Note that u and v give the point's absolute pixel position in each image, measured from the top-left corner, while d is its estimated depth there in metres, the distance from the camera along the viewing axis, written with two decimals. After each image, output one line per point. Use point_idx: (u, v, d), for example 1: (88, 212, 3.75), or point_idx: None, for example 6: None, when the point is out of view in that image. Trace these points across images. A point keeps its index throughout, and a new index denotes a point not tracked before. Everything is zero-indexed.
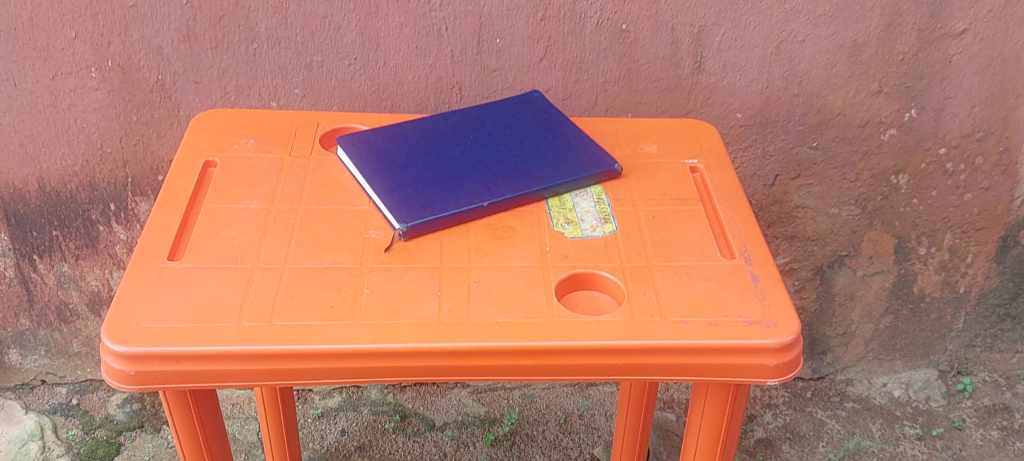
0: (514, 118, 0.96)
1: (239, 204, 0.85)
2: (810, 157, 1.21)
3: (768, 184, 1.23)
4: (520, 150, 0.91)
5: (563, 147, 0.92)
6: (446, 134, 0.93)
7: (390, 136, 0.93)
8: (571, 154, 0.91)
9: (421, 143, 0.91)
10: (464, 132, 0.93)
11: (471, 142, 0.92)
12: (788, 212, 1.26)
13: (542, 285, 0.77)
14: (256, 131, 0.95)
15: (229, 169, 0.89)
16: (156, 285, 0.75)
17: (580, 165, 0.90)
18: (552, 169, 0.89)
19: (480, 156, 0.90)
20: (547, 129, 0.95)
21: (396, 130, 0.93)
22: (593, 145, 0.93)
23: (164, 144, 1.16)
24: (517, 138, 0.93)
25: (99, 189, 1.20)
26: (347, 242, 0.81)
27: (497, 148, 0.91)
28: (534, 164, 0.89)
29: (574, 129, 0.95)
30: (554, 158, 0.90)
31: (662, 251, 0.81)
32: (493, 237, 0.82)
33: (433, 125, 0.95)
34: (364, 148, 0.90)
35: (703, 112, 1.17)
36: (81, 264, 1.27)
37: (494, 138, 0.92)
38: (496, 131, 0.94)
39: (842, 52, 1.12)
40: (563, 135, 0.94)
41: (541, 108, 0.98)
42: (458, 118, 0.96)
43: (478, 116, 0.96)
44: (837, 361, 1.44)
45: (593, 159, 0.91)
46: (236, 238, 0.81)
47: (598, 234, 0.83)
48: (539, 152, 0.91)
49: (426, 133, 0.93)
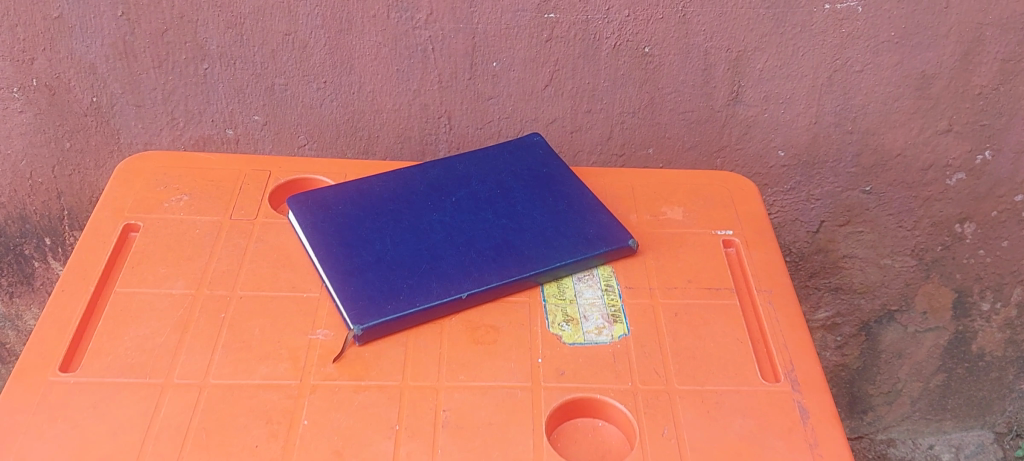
0: (506, 173, 0.78)
1: (158, 289, 0.68)
2: (863, 202, 1.02)
3: (812, 230, 1.04)
4: (511, 218, 0.73)
5: (564, 214, 0.75)
6: (421, 194, 0.76)
7: (353, 195, 0.75)
8: (573, 224, 0.74)
9: (390, 207, 0.74)
10: (444, 192, 0.76)
11: (451, 207, 0.74)
12: (833, 262, 1.07)
13: (530, 417, 0.60)
14: (192, 184, 0.78)
15: (153, 238, 0.73)
16: (39, 411, 0.59)
17: (585, 240, 0.72)
18: (549, 245, 0.71)
19: (461, 226, 0.72)
20: (546, 189, 0.77)
21: (360, 188, 0.76)
22: (602, 211, 0.75)
23: (103, 176, 1.00)
24: (509, 201, 0.75)
25: (31, 222, 1.04)
26: (288, 347, 0.64)
27: (483, 216, 0.74)
28: (528, 238, 0.72)
29: (579, 189, 0.77)
30: (553, 229, 0.73)
31: (686, 370, 0.63)
32: (472, 343, 0.65)
33: (406, 181, 0.77)
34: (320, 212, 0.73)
35: (739, 149, 0.98)
36: (16, 302, 1.12)
37: (480, 202, 0.75)
38: (484, 191, 0.76)
39: (907, 84, 0.92)
40: (566, 198, 0.76)
41: (541, 159, 0.80)
42: (438, 172, 0.78)
43: (463, 169, 0.79)
44: (878, 421, 1.25)
45: (601, 231, 0.73)
46: (149, 341, 0.64)
47: (606, 339, 0.66)
48: (535, 221, 0.73)
49: (397, 193, 0.76)
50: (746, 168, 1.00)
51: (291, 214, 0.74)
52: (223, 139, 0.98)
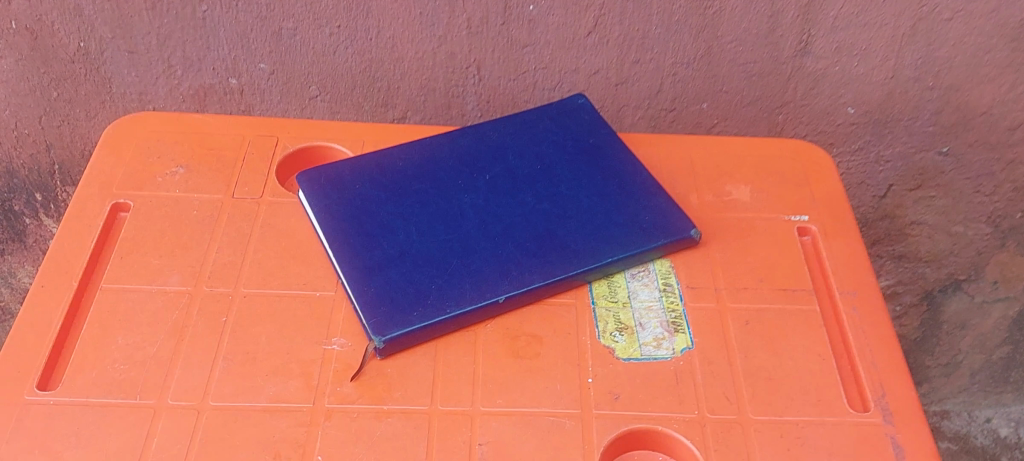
0: (547, 145, 0.68)
1: (151, 286, 0.60)
2: (937, 165, 0.90)
3: (878, 195, 0.93)
4: (554, 201, 0.64)
5: (615, 196, 0.64)
6: (450, 170, 0.66)
7: (372, 171, 0.66)
8: (626, 208, 0.64)
9: (414, 188, 0.64)
10: (477, 169, 0.66)
11: (485, 187, 0.64)
12: (899, 229, 0.96)
13: (579, 454, 0.52)
14: (189, 153, 0.68)
15: (145, 221, 0.64)
16: (14, 440, 0.51)
17: (639, 229, 0.62)
18: (599, 236, 0.61)
19: (497, 211, 0.63)
20: (594, 164, 0.67)
21: (379, 163, 0.66)
22: (658, 192, 0.65)
23: (96, 127, 0.91)
24: (551, 180, 0.65)
25: (20, 177, 0.95)
26: (299, 361, 0.56)
27: (521, 199, 0.64)
28: (575, 226, 0.62)
29: (631, 165, 0.67)
30: (602, 214, 0.63)
31: (761, 395, 0.55)
32: (511, 357, 0.56)
33: (432, 153, 0.67)
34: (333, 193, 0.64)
35: (804, 105, 0.86)
36: (9, 259, 1.05)
37: (518, 181, 0.65)
38: (522, 167, 0.66)
39: (1002, 34, 0.78)
40: (616, 176, 0.66)
41: (587, 127, 0.70)
42: (469, 142, 0.68)
43: (498, 139, 0.68)
44: (933, 392, 1.15)
45: (658, 218, 0.63)
46: (141, 352, 0.56)
47: (666, 354, 0.57)
48: (582, 205, 0.63)
49: (422, 170, 0.66)
50: (810, 125, 0.88)
51: (300, 193, 0.65)
52: (227, 89, 0.87)
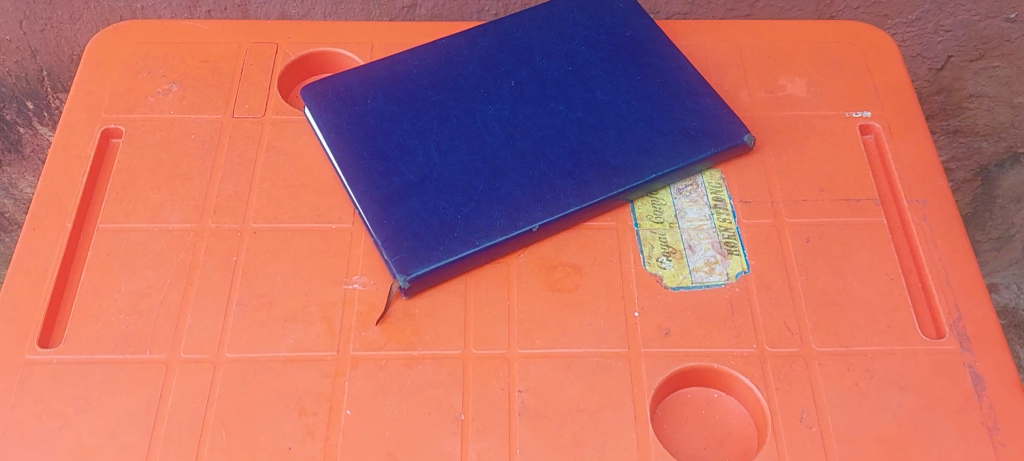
0: (577, 42, 0.61)
1: (152, 225, 0.55)
2: (1002, 32, 0.81)
3: (935, 67, 0.86)
4: (588, 108, 0.57)
5: (656, 97, 0.58)
6: (470, 76, 0.59)
7: (384, 81, 0.59)
8: (669, 111, 0.57)
9: (433, 100, 0.58)
10: (500, 73, 0.59)
11: (510, 94, 0.58)
12: (956, 103, 0.89)
13: (629, 400, 0.47)
14: (181, 67, 0.62)
15: (140, 150, 0.58)
16: (18, 405, 0.48)
17: (684, 137, 0.56)
18: (640, 147, 0.55)
19: (526, 123, 0.56)
20: (631, 60, 0.59)
21: (390, 71, 0.60)
22: (705, 90, 0.58)
23: (82, 30, 0.84)
24: (583, 82, 0.58)
25: (7, 86, 0.90)
26: (318, 304, 0.51)
27: (551, 106, 0.57)
28: (612, 137, 0.56)
29: (672, 59, 0.60)
30: (642, 121, 0.56)
31: (825, 324, 0.49)
32: (550, 291, 0.52)
33: (449, 58, 0.60)
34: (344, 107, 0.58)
35: None
36: (7, 172, 1.00)
37: (547, 85, 0.58)
38: (550, 69, 0.59)
39: None
40: (656, 74, 0.59)
41: (622, 18, 0.62)
42: (490, 43, 0.61)
43: (522, 38, 0.61)
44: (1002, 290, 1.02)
45: (706, 123, 0.56)
46: (147, 301, 0.52)
47: (720, 280, 0.52)
48: (619, 111, 0.57)
49: (440, 78, 0.59)
50: None
51: (307, 110, 0.59)
52: None
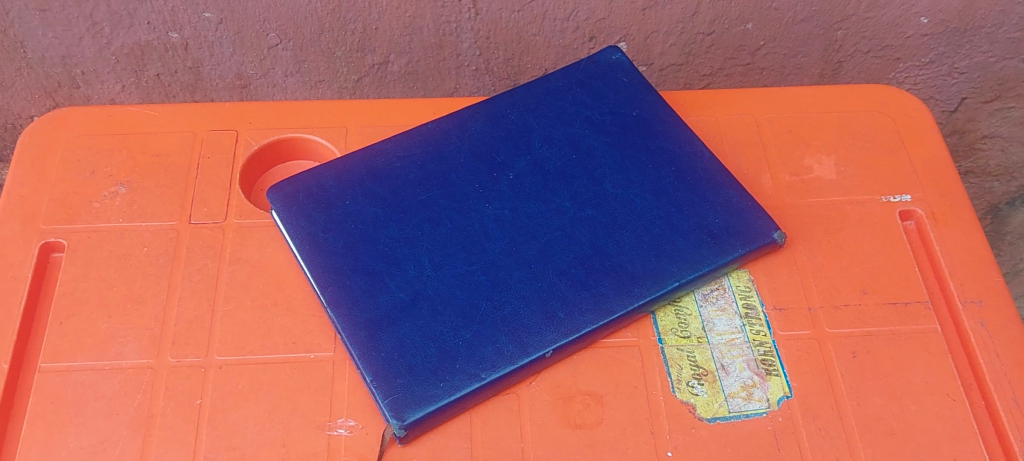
0: (577, 125, 0.55)
1: (102, 363, 0.47)
2: (1021, 74, 0.76)
3: (948, 110, 0.82)
4: (597, 204, 0.50)
5: (672, 189, 0.51)
6: (461, 170, 0.52)
7: (365, 177, 0.52)
8: (688, 206, 0.51)
9: (421, 200, 0.51)
10: (495, 166, 0.52)
11: (508, 191, 0.51)
12: (968, 145, 0.85)
13: None
14: (129, 165, 0.55)
15: (85, 267, 0.50)
16: None
17: (708, 236, 0.50)
18: (660, 250, 0.49)
19: (529, 225, 0.50)
20: (640, 146, 0.53)
21: (370, 167, 0.53)
22: (725, 178, 0.52)
23: (15, 97, 0.75)
24: (589, 173, 0.52)
25: None
26: (299, 456, 0.44)
27: (556, 204, 0.50)
28: (629, 238, 0.49)
29: (684, 143, 0.54)
30: (660, 218, 0.50)
31: (884, 458, 0.43)
32: (568, 429, 0.45)
33: (438, 149, 0.53)
34: (316, 209, 0.50)
35: (869, 18, 0.71)
36: None
37: (549, 179, 0.52)
38: (552, 159, 0.53)
39: None
40: (670, 161, 0.53)
41: (627, 95, 0.56)
42: (481, 131, 0.54)
43: (518, 122, 0.55)
44: None
45: (731, 218, 0.50)
46: (100, 459, 0.43)
47: (760, 409, 0.45)
48: (633, 207, 0.50)
49: (429, 173, 0.52)
50: (874, 40, 0.73)
51: (274, 211, 0.51)
52: (168, 45, 0.70)
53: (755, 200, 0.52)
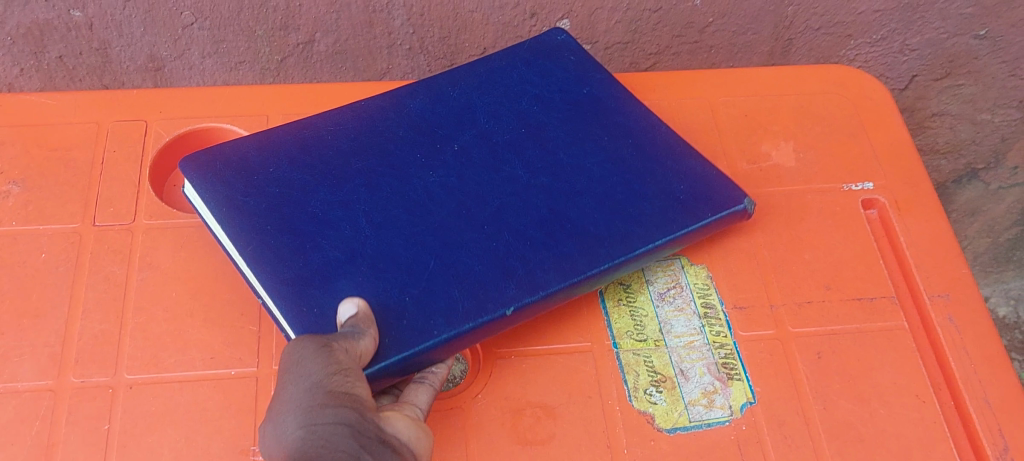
0: (525, 102, 0.51)
1: None
2: (971, 49, 0.75)
3: (899, 89, 0.80)
4: (553, 171, 0.47)
5: (633, 159, 0.48)
6: (400, 140, 0.48)
7: (293, 146, 0.47)
8: (650, 176, 0.47)
9: (357, 167, 0.46)
10: (440, 138, 0.48)
11: (453, 159, 0.47)
12: (918, 123, 0.83)
13: None
14: (24, 158, 0.49)
15: None
16: None
17: (676, 203, 0.46)
18: (625, 215, 0.45)
19: (479, 189, 0.45)
20: (592, 120, 0.50)
21: (297, 140, 0.48)
22: (686, 153, 0.49)
23: None
24: (541, 143, 0.48)
25: None
26: None
27: (507, 173, 0.46)
28: (589, 203, 0.45)
29: (641, 120, 0.50)
30: (621, 185, 0.46)
31: None
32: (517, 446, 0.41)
33: (372, 123, 0.49)
34: (237, 175, 0.45)
35: None
36: None
37: (497, 149, 0.48)
38: (500, 134, 0.49)
39: None
40: (628, 134, 0.49)
41: (577, 73, 0.53)
42: (422, 108, 0.50)
43: (459, 102, 0.51)
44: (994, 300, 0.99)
45: (697, 186, 0.47)
46: None
47: (722, 417, 0.42)
48: (592, 176, 0.47)
49: (364, 142, 0.48)
50: (825, 17, 0.71)
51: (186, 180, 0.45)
52: (70, 24, 0.64)
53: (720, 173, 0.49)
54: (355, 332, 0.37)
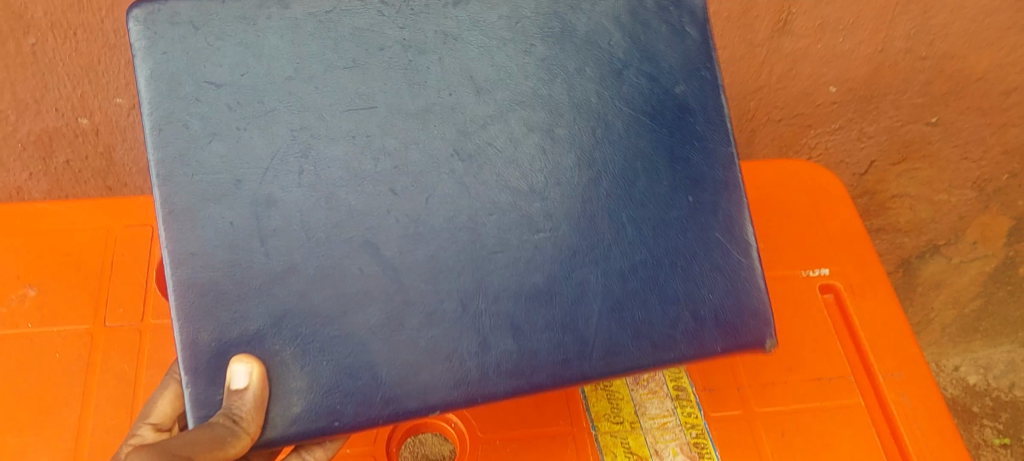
0: (589, 74, 0.45)
1: None
2: (924, 135, 0.80)
3: (859, 172, 0.85)
4: (587, 237, 0.44)
5: (673, 226, 0.45)
6: (406, 72, 0.42)
7: (263, 58, 0.40)
8: (687, 261, 0.45)
9: (337, 117, 0.41)
10: (466, 90, 0.43)
11: (460, 151, 0.43)
12: (880, 204, 0.88)
13: None
14: (40, 266, 0.52)
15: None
16: None
17: (692, 315, 0.45)
18: (633, 323, 0.44)
19: (470, 215, 0.42)
20: (661, 143, 0.46)
21: (269, 49, 0.40)
22: (744, 241, 0.47)
23: None
24: (579, 159, 0.44)
25: None
26: None
27: (515, 176, 0.43)
28: (605, 294, 0.44)
29: (712, 163, 0.47)
30: (647, 272, 0.45)
31: None
32: None
33: (382, 41, 0.42)
34: (191, 82, 0.39)
35: (779, 88, 0.74)
36: None
37: (519, 144, 0.44)
38: (542, 124, 0.44)
39: None
40: (682, 183, 0.46)
41: (683, 68, 0.47)
42: (460, 35, 0.43)
43: (513, 41, 0.44)
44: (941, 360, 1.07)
45: (727, 304, 0.46)
46: None
47: None
48: (622, 240, 0.44)
49: (360, 77, 0.41)
50: (786, 109, 0.76)
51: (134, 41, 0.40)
52: (77, 131, 0.68)
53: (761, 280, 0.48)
54: (228, 430, 0.37)
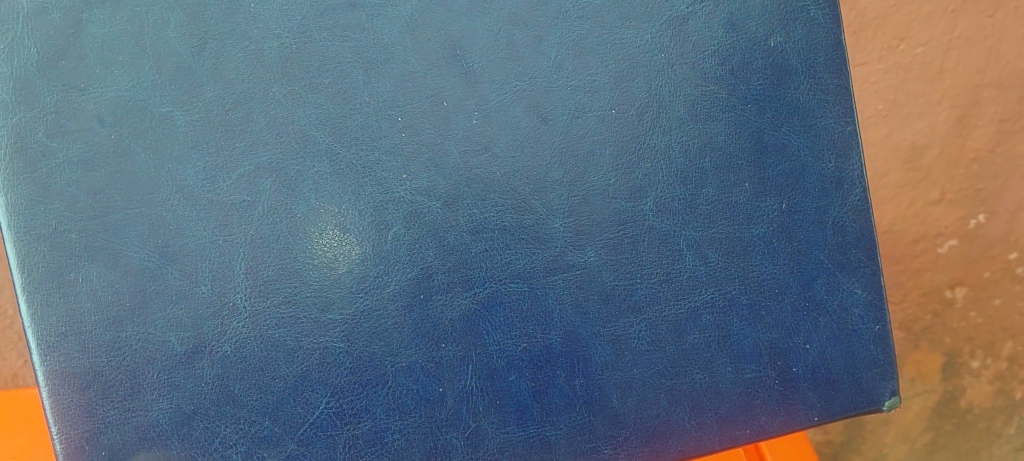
0: (634, 32, 0.47)
1: None
2: None
3: None
4: (625, 273, 0.47)
5: (756, 250, 0.47)
6: (363, 50, 0.45)
7: (137, 63, 0.44)
8: (777, 300, 0.48)
9: (252, 118, 0.44)
10: (447, 67, 0.45)
11: (434, 160, 0.45)
12: None
13: None
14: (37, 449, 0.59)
15: None
16: None
17: (777, 380, 0.48)
18: (683, 378, 0.47)
19: (453, 263, 0.46)
20: (745, 123, 0.47)
21: (152, 30, 0.43)
22: (864, 266, 0.48)
23: None
24: (617, 159, 0.47)
25: None
26: None
27: (524, 196, 0.46)
28: (651, 351, 0.47)
29: (821, 153, 0.48)
30: (717, 323, 0.47)
31: None
32: None
33: (324, 5, 0.45)
34: (51, 91, 0.43)
35: None
36: None
37: (523, 143, 0.46)
38: (564, 114, 0.46)
39: (896, 157, 0.86)
40: (776, 185, 0.47)
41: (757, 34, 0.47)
42: None
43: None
44: None
45: (833, 361, 0.48)
46: None
47: None
48: (681, 283, 0.47)
49: (286, 57, 0.44)
50: None
51: None
52: None
53: (884, 320, 0.49)
54: None
